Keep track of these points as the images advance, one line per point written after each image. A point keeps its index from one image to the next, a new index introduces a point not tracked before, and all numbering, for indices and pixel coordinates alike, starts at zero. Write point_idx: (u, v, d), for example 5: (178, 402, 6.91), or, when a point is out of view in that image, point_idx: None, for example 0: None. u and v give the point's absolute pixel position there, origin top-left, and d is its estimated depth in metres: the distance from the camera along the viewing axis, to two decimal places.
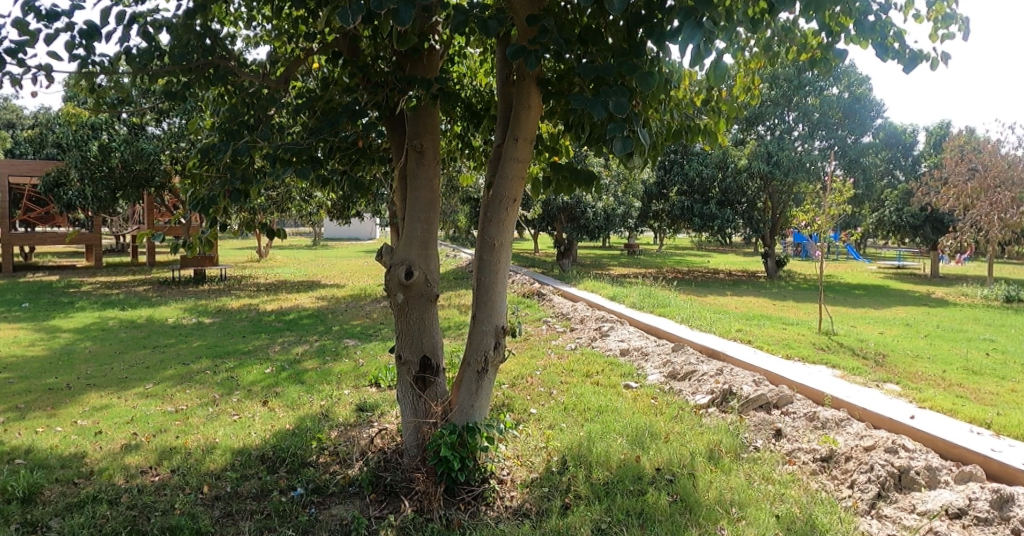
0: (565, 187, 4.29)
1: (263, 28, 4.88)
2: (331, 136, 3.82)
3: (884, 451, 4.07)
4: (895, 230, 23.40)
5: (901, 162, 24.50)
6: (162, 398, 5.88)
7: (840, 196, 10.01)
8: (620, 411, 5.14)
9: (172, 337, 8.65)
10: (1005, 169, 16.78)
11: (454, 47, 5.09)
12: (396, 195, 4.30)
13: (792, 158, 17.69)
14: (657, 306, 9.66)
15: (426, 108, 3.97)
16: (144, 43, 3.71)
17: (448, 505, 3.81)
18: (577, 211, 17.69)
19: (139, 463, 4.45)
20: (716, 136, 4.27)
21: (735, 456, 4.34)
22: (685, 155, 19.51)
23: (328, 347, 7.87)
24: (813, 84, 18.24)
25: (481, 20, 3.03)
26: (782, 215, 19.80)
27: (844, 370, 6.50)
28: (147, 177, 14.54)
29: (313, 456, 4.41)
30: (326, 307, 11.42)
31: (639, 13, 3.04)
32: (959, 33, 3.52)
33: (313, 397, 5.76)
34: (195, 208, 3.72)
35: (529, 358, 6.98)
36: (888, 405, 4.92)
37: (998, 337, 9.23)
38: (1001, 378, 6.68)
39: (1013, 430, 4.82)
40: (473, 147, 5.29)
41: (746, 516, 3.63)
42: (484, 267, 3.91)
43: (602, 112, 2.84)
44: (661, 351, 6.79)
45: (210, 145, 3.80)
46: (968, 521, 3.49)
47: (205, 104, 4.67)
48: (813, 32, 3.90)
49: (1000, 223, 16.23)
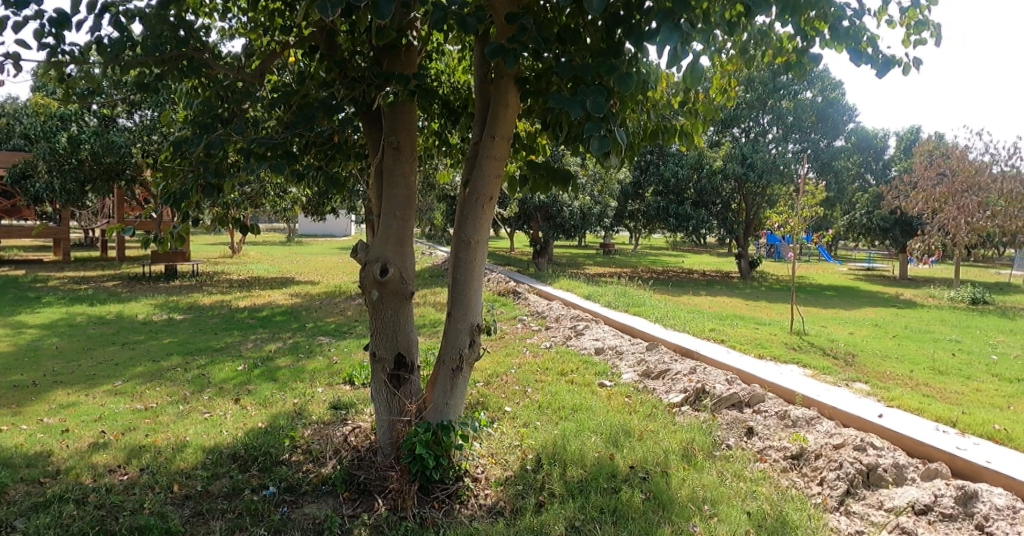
0: (541, 186, 4.24)
1: (238, 20, 4.81)
2: (307, 131, 3.77)
3: (852, 449, 4.14)
4: (865, 233, 23.80)
5: (873, 166, 24.81)
6: (131, 396, 5.78)
7: (814, 198, 10.12)
8: (595, 409, 5.15)
9: (142, 334, 8.48)
10: (973, 174, 17.13)
11: (432, 44, 5.07)
12: (373, 192, 4.27)
13: (766, 161, 18.04)
14: (631, 305, 9.74)
15: (403, 104, 3.95)
16: (117, 33, 3.62)
17: (422, 503, 3.80)
18: (552, 210, 17.70)
19: (106, 462, 4.37)
20: (692, 137, 4.32)
21: (708, 455, 4.38)
22: (661, 156, 19.69)
23: (301, 344, 7.80)
24: (787, 88, 18.67)
25: (460, 17, 3.03)
26: (756, 217, 19.95)
27: (814, 370, 6.60)
28: (117, 170, 14.34)
29: (286, 454, 4.37)
30: (300, 304, 11.30)
31: (617, 13, 3.09)
32: (931, 38, 3.59)
33: (286, 395, 5.70)
34: (167, 203, 3.65)
35: (503, 356, 6.97)
36: (857, 404, 5.01)
37: (964, 338, 9.43)
38: (967, 378, 6.84)
39: (977, 429, 4.93)
40: (451, 144, 5.27)
41: (717, 513, 3.67)
42: (460, 265, 3.89)
43: (580, 111, 2.84)
44: (635, 350, 6.82)
45: (183, 138, 3.76)
46: (933, 517, 3.55)
47: (178, 97, 4.58)
48: (788, 36, 3.95)
49: (967, 227, 16.47)
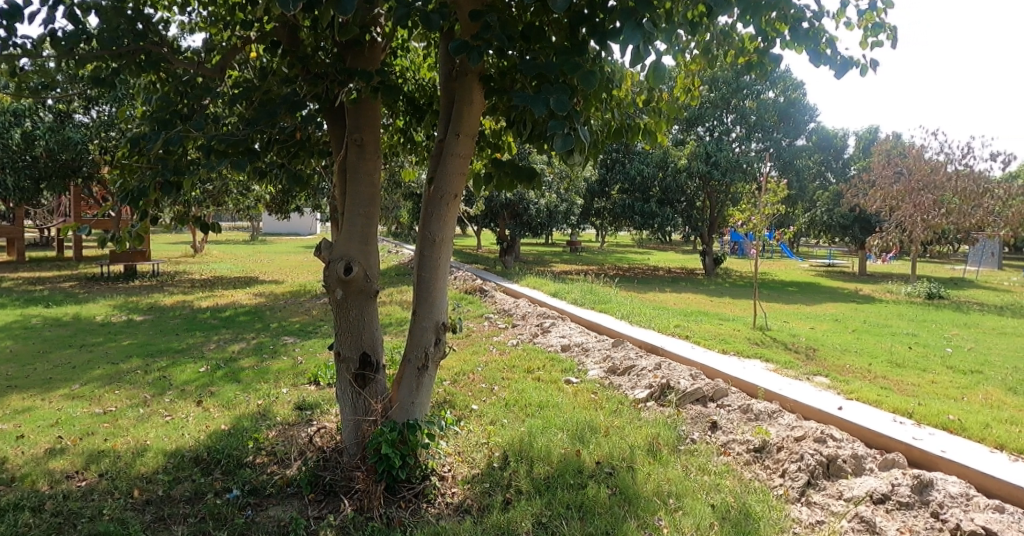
0: (507, 183, 4.25)
1: (199, 14, 4.72)
2: (269, 128, 3.72)
3: (813, 441, 4.23)
4: (825, 230, 24.35)
5: (833, 165, 25.27)
6: (89, 400, 5.63)
7: (776, 196, 10.32)
8: (561, 406, 5.18)
9: (100, 336, 8.27)
10: (929, 173, 17.58)
11: (397, 40, 5.04)
12: (336, 190, 4.23)
13: (730, 160, 18.32)
14: (597, 302, 9.82)
15: (366, 102, 3.92)
16: (71, 26, 3.52)
17: (388, 503, 3.77)
18: (519, 208, 17.72)
19: (64, 469, 4.25)
20: (656, 135, 4.36)
21: (673, 449, 4.44)
22: (627, 154, 19.84)
23: (265, 344, 7.68)
24: (750, 88, 19.00)
25: (424, 13, 3.01)
26: (720, 215, 20.23)
27: (776, 364, 6.74)
28: (74, 167, 14.08)
29: (250, 456, 4.30)
30: (264, 304, 11.13)
31: (581, 12, 3.10)
32: (887, 41, 3.68)
33: (250, 397, 5.61)
34: (125, 201, 3.57)
35: (470, 354, 6.97)
36: (817, 397, 5.11)
37: (919, 332, 9.71)
38: (922, 370, 7.04)
39: (932, 420, 5.08)
40: (416, 142, 5.25)
41: (682, 507, 3.71)
42: (425, 263, 3.87)
43: (544, 108, 2.85)
44: (601, 347, 6.87)
45: (141, 134, 3.68)
46: (890, 506, 3.65)
47: (136, 93, 4.48)
48: (750, 37, 4.02)
49: (923, 224, 16.96)
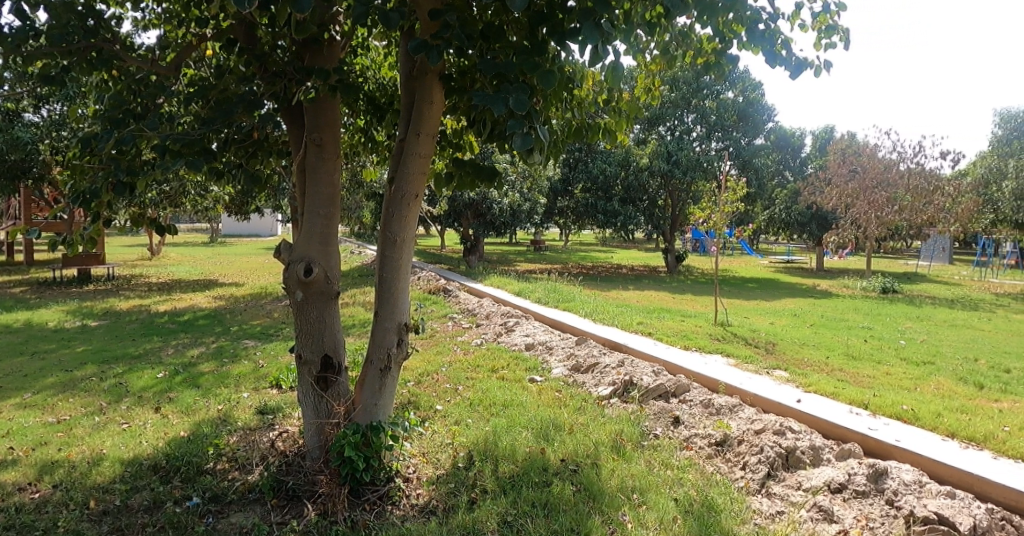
0: (468, 183, 4.24)
1: (152, 11, 4.61)
2: (225, 127, 3.65)
3: (772, 433, 4.32)
4: (784, 227, 24.89)
5: (791, 164, 25.55)
6: (41, 409, 5.46)
7: (735, 194, 10.49)
8: (526, 404, 5.20)
9: (53, 343, 8.02)
10: (881, 171, 17.88)
11: (357, 39, 4.99)
12: (296, 190, 4.16)
13: (691, 159, 18.54)
14: (561, 301, 9.86)
15: (326, 100, 3.87)
16: (18, 22, 3.41)
17: (353, 506, 3.74)
18: (483, 208, 17.70)
19: (15, 480, 4.12)
20: (616, 134, 4.40)
21: (637, 445, 4.49)
22: (589, 153, 19.96)
23: (225, 348, 7.54)
24: (710, 88, 19.30)
25: (382, 12, 2.99)
26: (681, 213, 20.49)
27: (737, 359, 6.86)
28: (23, 168, 13.61)
29: (210, 463, 4.21)
30: (224, 307, 10.92)
31: (541, 11, 3.12)
32: (840, 42, 3.78)
33: (210, 402, 5.50)
34: (75, 203, 3.48)
35: (434, 354, 6.94)
36: (776, 390, 5.22)
37: (874, 325, 9.97)
38: (877, 362, 7.24)
39: (887, 411, 5.22)
40: (377, 141, 5.20)
41: (646, 502, 3.76)
42: (386, 263, 3.85)
43: (503, 107, 2.85)
44: (565, 345, 6.91)
45: (93, 133, 3.58)
46: (847, 494, 3.74)
47: (86, 91, 4.35)
48: (708, 38, 4.08)
49: (877, 221, 17.49)
